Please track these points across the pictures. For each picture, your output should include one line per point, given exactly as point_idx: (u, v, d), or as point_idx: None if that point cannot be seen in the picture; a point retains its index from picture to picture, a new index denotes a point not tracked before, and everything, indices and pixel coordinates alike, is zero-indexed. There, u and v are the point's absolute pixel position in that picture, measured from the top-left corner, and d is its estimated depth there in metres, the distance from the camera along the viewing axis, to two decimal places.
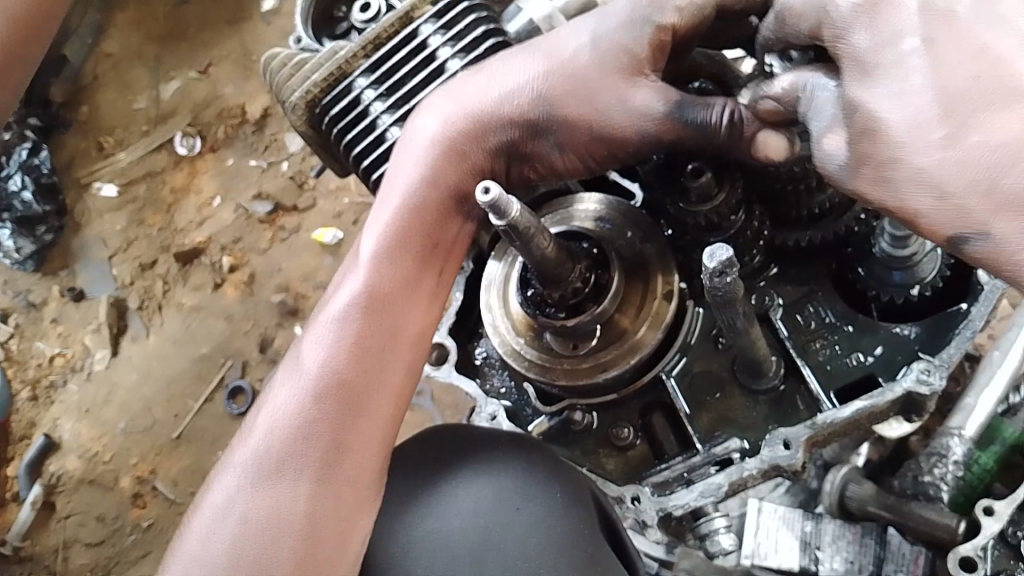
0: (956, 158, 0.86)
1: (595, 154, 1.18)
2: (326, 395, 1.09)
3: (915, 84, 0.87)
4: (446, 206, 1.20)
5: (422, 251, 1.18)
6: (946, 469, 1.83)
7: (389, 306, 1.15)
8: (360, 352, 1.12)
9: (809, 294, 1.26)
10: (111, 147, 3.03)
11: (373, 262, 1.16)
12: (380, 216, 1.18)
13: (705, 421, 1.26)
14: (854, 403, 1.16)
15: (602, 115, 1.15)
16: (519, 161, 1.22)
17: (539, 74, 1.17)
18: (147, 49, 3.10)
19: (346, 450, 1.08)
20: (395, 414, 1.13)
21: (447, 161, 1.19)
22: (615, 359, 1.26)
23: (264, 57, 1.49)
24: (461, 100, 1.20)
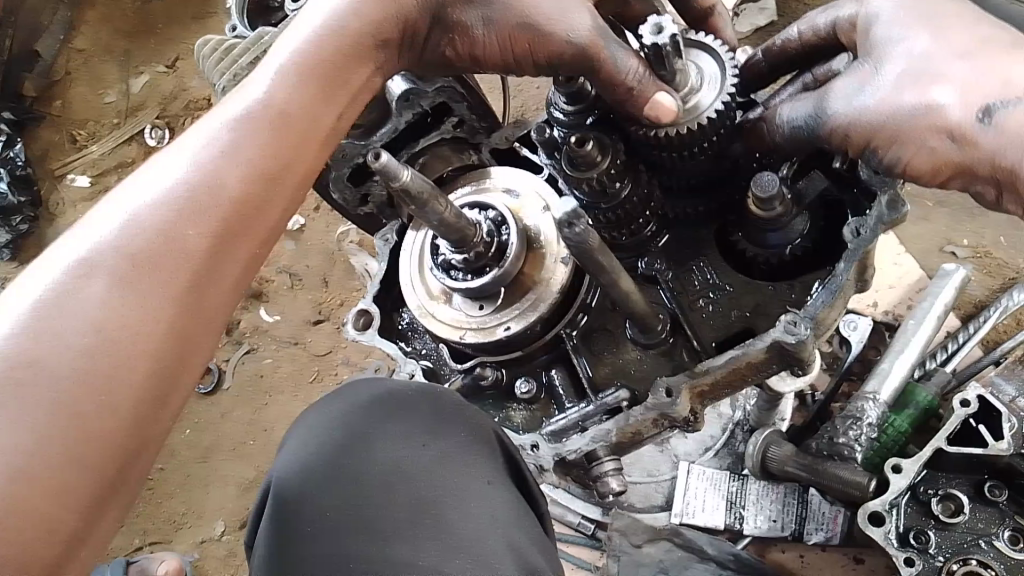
0: (948, 93, 1.15)
1: (518, 45, 1.30)
2: (212, 197, 1.16)
3: (902, 58, 1.21)
4: (362, 50, 1.30)
5: (325, 82, 1.27)
6: (860, 431, 1.92)
7: (284, 127, 1.23)
8: (250, 169, 1.19)
9: (697, 256, 1.38)
10: (83, 140, 3.13)
11: (281, 85, 1.25)
12: (300, 39, 1.29)
13: (604, 375, 1.38)
14: (729, 354, 1.27)
15: (537, 6, 1.27)
16: (441, 34, 1.35)
17: None
18: (118, 46, 3.23)
19: (219, 262, 1.15)
20: (262, 243, 1.21)
21: (376, 10, 1.29)
22: (517, 317, 1.36)
23: (199, 43, 1.60)
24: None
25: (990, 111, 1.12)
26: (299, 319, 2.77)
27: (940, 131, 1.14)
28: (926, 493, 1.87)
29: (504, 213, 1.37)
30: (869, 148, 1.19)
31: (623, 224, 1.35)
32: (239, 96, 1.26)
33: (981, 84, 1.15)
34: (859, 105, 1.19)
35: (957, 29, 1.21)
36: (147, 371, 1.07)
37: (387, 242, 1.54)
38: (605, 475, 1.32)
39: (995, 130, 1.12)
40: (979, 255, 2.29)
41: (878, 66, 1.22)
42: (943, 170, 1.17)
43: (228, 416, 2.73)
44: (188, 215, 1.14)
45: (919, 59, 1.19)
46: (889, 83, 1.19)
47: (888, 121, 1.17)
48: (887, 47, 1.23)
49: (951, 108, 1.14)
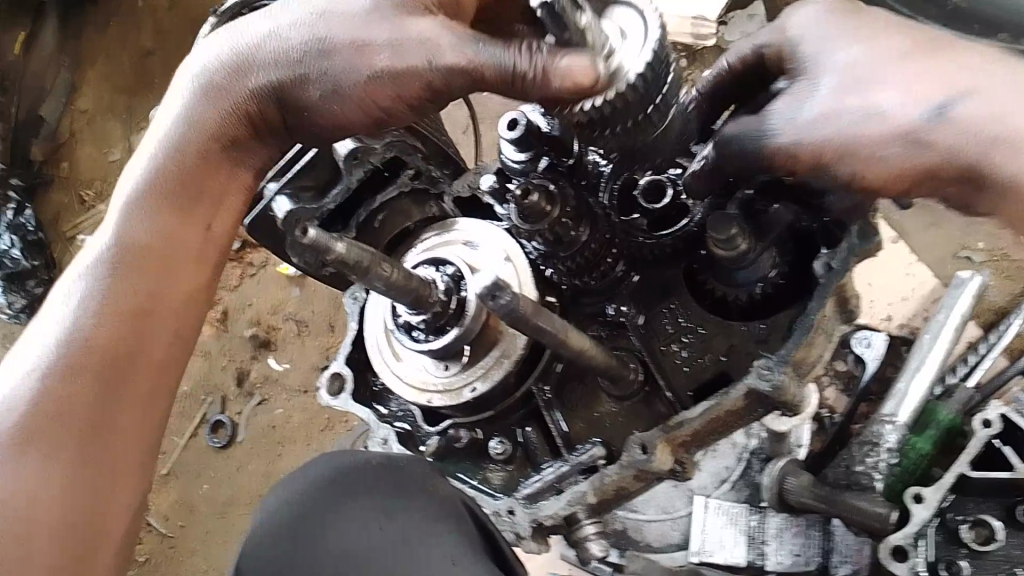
0: (899, 98, 1.08)
1: (382, 99, 1.14)
2: (90, 346, 1.15)
3: (840, 69, 1.14)
4: (211, 154, 1.24)
5: (190, 204, 1.24)
6: (878, 458, 1.82)
7: (147, 262, 1.21)
8: (118, 316, 1.17)
9: (666, 297, 1.32)
10: (92, 200, 3.12)
11: (135, 219, 1.22)
12: (143, 168, 1.24)
13: (579, 430, 1.32)
14: (703, 403, 1.20)
15: (380, 50, 1.12)
16: (311, 110, 1.19)
17: (310, 11, 1.18)
18: (119, 103, 3.19)
19: (112, 417, 1.14)
20: (161, 375, 1.20)
21: (210, 112, 1.22)
22: (482, 376, 1.31)
23: None
24: (266, 46, 1.19)
25: (946, 111, 1.05)
26: (308, 366, 2.71)
27: (899, 138, 1.07)
28: (956, 519, 1.75)
29: (462, 268, 1.32)
30: (825, 163, 1.12)
31: (588, 269, 1.30)
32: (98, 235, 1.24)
33: (933, 82, 1.08)
34: (806, 123, 1.13)
35: (888, 35, 1.14)
36: (66, 547, 1.08)
37: (356, 300, 1.49)
38: (586, 539, 1.25)
39: (957, 126, 1.05)
40: (995, 259, 2.23)
41: (816, 81, 1.16)
42: (904, 180, 1.09)
43: (244, 469, 2.69)
44: (67, 371, 1.13)
45: (860, 67, 1.13)
46: (832, 95, 1.12)
47: (839, 133, 1.10)
48: (821, 62, 1.17)
49: (901, 115, 1.07)
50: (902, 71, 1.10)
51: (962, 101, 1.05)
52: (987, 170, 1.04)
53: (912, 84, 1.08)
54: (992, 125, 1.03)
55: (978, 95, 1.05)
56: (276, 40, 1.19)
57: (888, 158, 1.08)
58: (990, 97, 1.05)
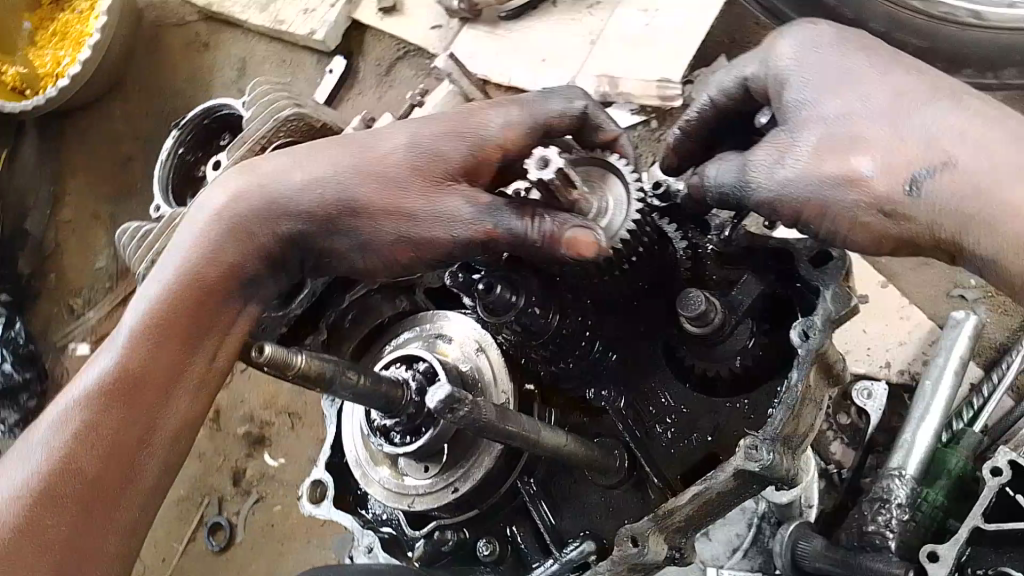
0: (875, 155, 1.06)
1: (408, 254, 1.23)
2: (71, 482, 1.20)
3: (830, 116, 1.10)
4: (221, 287, 1.27)
5: (177, 344, 1.26)
6: (889, 515, 1.74)
7: (145, 389, 1.25)
8: (110, 442, 1.22)
9: (648, 376, 1.27)
10: (80, 307, 3.03)
11: (138, 343, 1.25)
12: (154, 287, 1.27)
13: (569, 522, 1.27)
14: (691, 489, 1.15)
15: (409, 215, 1.21)
16: (351, 223, 1.24)
17: (337, 168, 1.25)
18: (102, 207, 3.09)
19: (89, 536, 1.20)
20: (141, 508, 1.25)
21: (229, 246, 1.27)
22: (463, 476, 1.27)
23: (118, 232, 1.60)
24: (325, 176, 1.25)
25: (917, 182, 1.04)
26: (302, 459, 2.64)
27: (868, 207, 1.06)
28: (977, 574, 1.67)
29: (434, 363, 1.27)
30: (806, 220, 1.11)
31: (559, 355, 1.24)
32: (92, 366, 1.27)
33: (906, 138, 1.06)
34: (786, 177, 1.10)
35: (876, 83, 1.10)
36: None
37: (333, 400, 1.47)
38: None
39: (926, 200, 1.04)
40: (990, 294, 2.15)
41: (803, 121, 1.12)
42: (884, 244, 1.09)
43: (245, 571, 2.61)
44: (42, 507, 1.18)
45: (857, 118, 1.09)
46: (816, 136, 1.10)
47: (812, 194, 1.09)
48: (811, 96, 1.13)
49: (869, 177, 1.06)
50: (895, 134, 1.07)
51: (921, 165, 1.05)
52: (969, 241, 1.04)
53: (900, 147, 1.06)
54: (948, 188, 1.03)
55: (942, 160, 1.04)
56: (327, 175, 1.26)
57: (876, 222, 1.07)
58: (950, 153, 1.04)
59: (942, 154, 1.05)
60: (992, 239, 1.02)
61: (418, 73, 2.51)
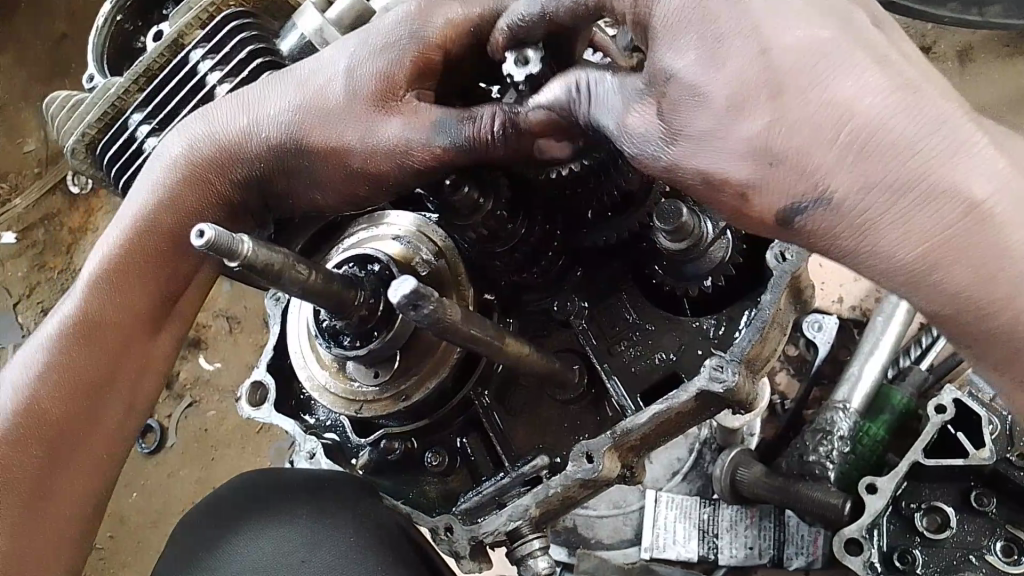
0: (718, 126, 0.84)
1: (359, 192, 1.12)
2: (39, 425, 1.15)
3: (734, 53, 0.84)
4: (180, 229, 1.18)
5: (139, 286, 1.19)
6: (831, 447, 1.77)
7: (110, 334, 1.17)
8: (71, 386, 1.16)
9: (615, 293, 1.23)
10: (6, 192, 2.84)
11: (99, 284, 1.17)
12: (115, 230, 1.19)
13: (521, 437, 1.23)
14: (651, 407, 1.10)
15: (351, 150, 1.08)
16: (306, 162, 1.12)
17: (289, 106, 1.11)
18: (34, 88, 2.89)
19: (53, 484, 1.15)
20: (110, 450, 1.20)
21: (184, 190, 1.16)
22: (415, 384, 1.22)
23: (46, 101, 1.48)
24: (275, 116, 1.11)
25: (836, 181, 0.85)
26: (241, 365, 2.57)
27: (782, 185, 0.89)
28: (910, 507, 1.69)
29: (389, 265, 1.20)
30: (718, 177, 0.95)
31: (528, 263, 1.21)
32: (56, 308, 1.20)
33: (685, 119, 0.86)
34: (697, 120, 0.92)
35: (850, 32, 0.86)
36: None
37: (278, 301, 1.41)
38: (530, 556, 1.16)
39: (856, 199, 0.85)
40: None
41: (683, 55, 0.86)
42: None
43: (176, 476, 2.54)
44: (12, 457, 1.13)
45: (742, 71, 0.83)
46: (715, 83, 0.84)
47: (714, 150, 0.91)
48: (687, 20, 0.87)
49: (752, 155, 0.83)
50: None
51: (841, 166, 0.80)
52: None
53: None
54: (801, 181, 0.82)
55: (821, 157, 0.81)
56: (277, 114, 1.12)
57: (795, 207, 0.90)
58: (887, 140, 0.79)
59: (873, 146, 0.79)
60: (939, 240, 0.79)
61: None
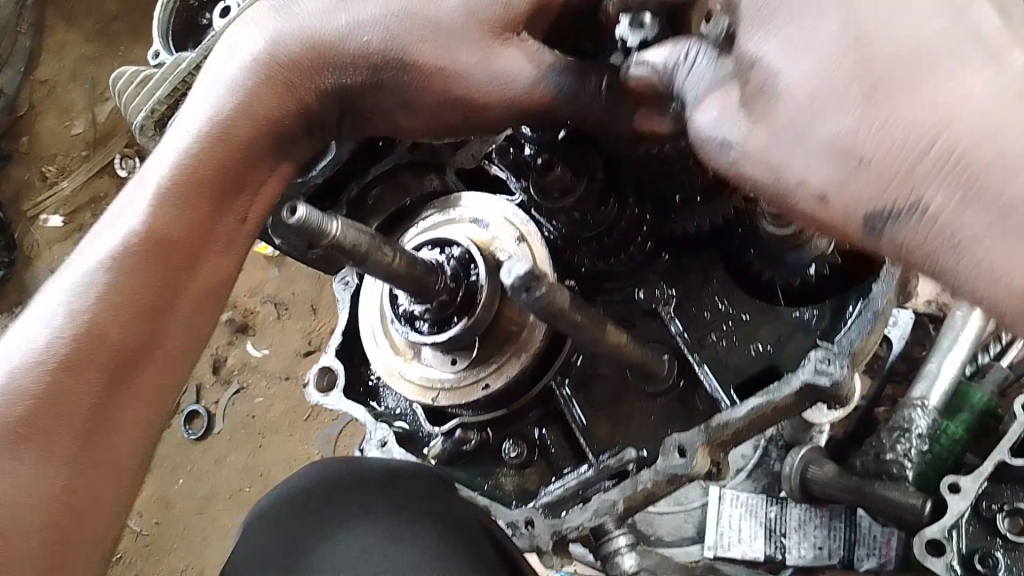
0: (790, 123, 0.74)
1: (452, 117, 1.06)
2: (98, 344, 1.02)
3: (829, 39, 0.72)
4: (261, 137, 1.11)
5: (210, 199, 1.11)
6: (910, 445, 1.66)
7: (179, 249, 1.08)
8: (136, 302, 1.05)
9: (706, 282, 1.16)
10: (54, 175, 2.82)
11: (168, 195, 1.09)
12: (186, 136, 1.11)
13: (603, 431, 1.17)
14: (749, 402, 1.04)
15: (462, 69, 1.01)
16: (400, 78, 1.05)
17: (392, 11, 1.05)
18: (83, 70, 2.87)
19: (114, 410, 1.03)
20: (172, 376, 1.08)
21: (270, 96, 1.09)
22: (496, 372, 1.17)
23: (115, 76, 1.50)
24: (376, 24, 1.05)
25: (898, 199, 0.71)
26: (290, 351, 2.54)
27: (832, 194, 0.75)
28: (991, 509, 1.55)
29: (470, 249, 1.16)
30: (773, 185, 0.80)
31: (615, 249, 1.16)
32: (114, 220, 1.10)
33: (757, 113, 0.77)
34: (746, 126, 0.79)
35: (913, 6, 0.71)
36: (58, 516, 0.97)
37: (347, 285, 1.36)
38: (617, 553, 1.08)
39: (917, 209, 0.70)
40: None
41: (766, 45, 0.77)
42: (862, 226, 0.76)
43: (223, 462, 2.51)
44: (65, 376, 1.00)
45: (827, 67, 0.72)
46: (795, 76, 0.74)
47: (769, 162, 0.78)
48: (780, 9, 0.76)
49: (831, 157, 0.72)
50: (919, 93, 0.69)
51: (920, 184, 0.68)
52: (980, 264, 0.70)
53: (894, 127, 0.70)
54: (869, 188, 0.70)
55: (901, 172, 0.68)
56: (377, 23, 1.05)
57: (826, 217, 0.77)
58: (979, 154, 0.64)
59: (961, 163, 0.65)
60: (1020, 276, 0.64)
61: None
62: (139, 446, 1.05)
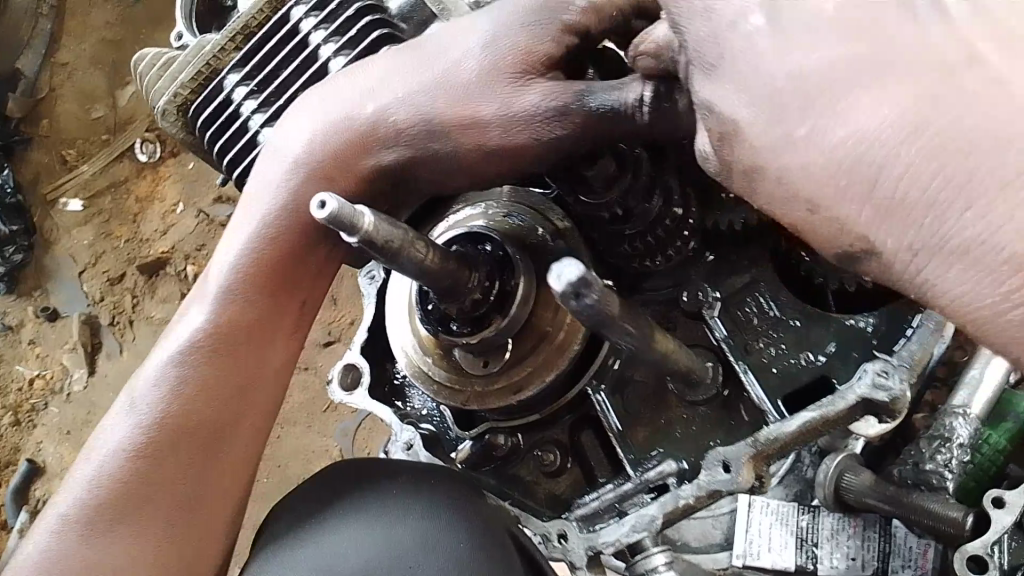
0: (800, 132, 0.71)
1: (500, 167, 1.06)
2: (180, 431, 1.07)
3: (766, 69, 0.72)
4: (314, 225, 1.11)
5: (273, 287, 1.11)
6: (951, 455, 1.56)
7: (245, 338, 1.10)
8: (209, 389, 1.08)
9: (752, 283, 1.11)
10: (73, 159, 2.79)
11: (231, 291, 1.10)
12: (242, 232, 1.12)
13: (642, 437, 1.12)
14: (800, 415, 0.98)
15: (494, 119, 1.02)
16: (441, 140, 1.05)
17: (422, 84, 1.05)
18: (103, 53, 2.82)
19: (194, 493, 1.06)
20: (251, 451, 1.11)
21: (310, 184, 1.09)
22: (529, 376, 1.12)
23: (135, 60, 1.46)
24: (407, 95, 1.05)
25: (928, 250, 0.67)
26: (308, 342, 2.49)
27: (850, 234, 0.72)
28: None
29: (506, 246, 1.11)
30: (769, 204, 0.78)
31: (654, 248, 1.11)
32: (184, 317, 1.13)
33: (750, 143, 0.74)
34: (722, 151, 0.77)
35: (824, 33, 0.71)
36: None
37: (373, 279, 1.32)
38: (654, 573, 0.99)
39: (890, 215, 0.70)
40: None
41: (726, 78, 0.74)
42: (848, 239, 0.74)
43: None
44: (151, 468, 1.05)
45: (805, 83, 0.71)
46: (749, 103, 0.73)
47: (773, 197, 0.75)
48: (737, 27, 0.74)
49: (792, 194, 0.73)
50: (875, 112, 0.68)
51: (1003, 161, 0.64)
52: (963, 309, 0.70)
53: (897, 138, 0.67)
54: (910, 185, 0.67)
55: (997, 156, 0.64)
56: (405, 92, 1.06)
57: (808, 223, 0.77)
58: (966, 149, 0.65)
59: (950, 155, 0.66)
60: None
61: None
62: (226, 515, 1.08)
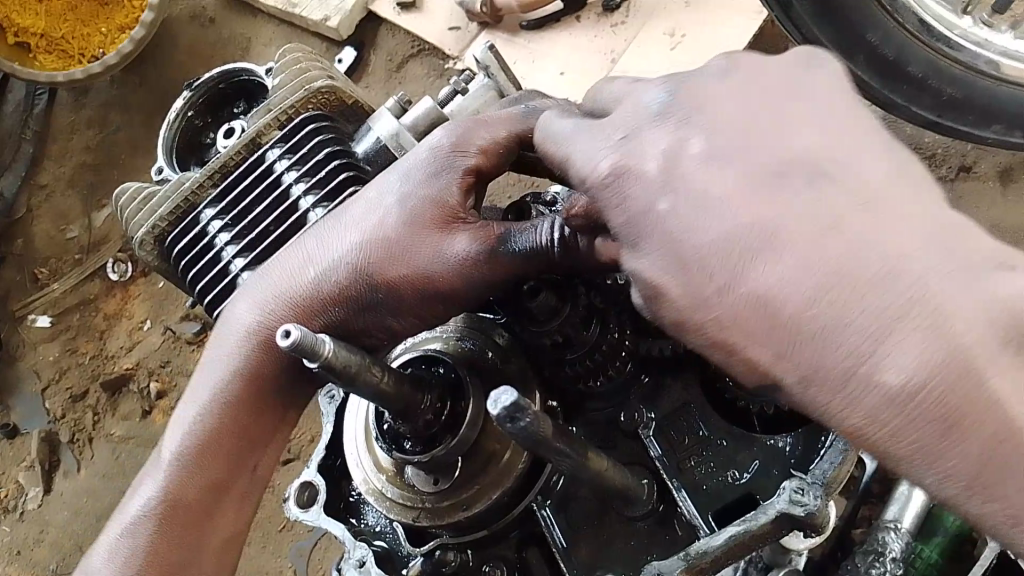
0: (708, 293, 0.81)
1: (434, 312, 1.14)
2: (147, 575, 1.13)
3: (680, 240, 0.83)
4: (279, 372, 1.17)
5: (239, 433, 1.16)
6: (884, 570, 1.58)
7: (212, 484, 1.16)
8: (176, 532, 1.14)
9: (684, 406, 1.20)
10: (46, 277, 2.85)
11: (198, 439, 1.16)
12: (210, 380, 1.17)
13: (583, 552, 1.18)
14: (727, 529, 1.06)
15: (424, 270, 1.12)
16: (381, 290, 1.13)
17: (356, 242, 1.14)
18: (80, 175, 2.92)
19: None
20: None
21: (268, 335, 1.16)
22: (478, 493, 1.20)
23: (117, 192, 1.57)
24: (346, 251, 1.14)
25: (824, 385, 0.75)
26: None
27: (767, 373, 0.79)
28: None
29: (457, 368, 1.20)
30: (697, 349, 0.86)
31: (592, 371, 1.22)
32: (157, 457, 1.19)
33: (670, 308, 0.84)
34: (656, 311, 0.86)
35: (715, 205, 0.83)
36: None
37: (332, 398, 1.40)
38: None
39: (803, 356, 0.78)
40: None
41: (646, 254, 0.86)
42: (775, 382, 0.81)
43: None
44: None
45: (706, 253, 0.81)
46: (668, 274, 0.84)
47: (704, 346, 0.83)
48: (647, 214, 0.86)
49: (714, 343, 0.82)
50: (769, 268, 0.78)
51: (875, 297, 0.74)
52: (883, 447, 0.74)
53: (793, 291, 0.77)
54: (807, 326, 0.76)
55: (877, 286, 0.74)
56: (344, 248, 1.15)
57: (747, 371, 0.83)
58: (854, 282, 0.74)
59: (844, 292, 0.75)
60: (921, 414, 0.71)
61: (429, 72, 2.61)
62: None
